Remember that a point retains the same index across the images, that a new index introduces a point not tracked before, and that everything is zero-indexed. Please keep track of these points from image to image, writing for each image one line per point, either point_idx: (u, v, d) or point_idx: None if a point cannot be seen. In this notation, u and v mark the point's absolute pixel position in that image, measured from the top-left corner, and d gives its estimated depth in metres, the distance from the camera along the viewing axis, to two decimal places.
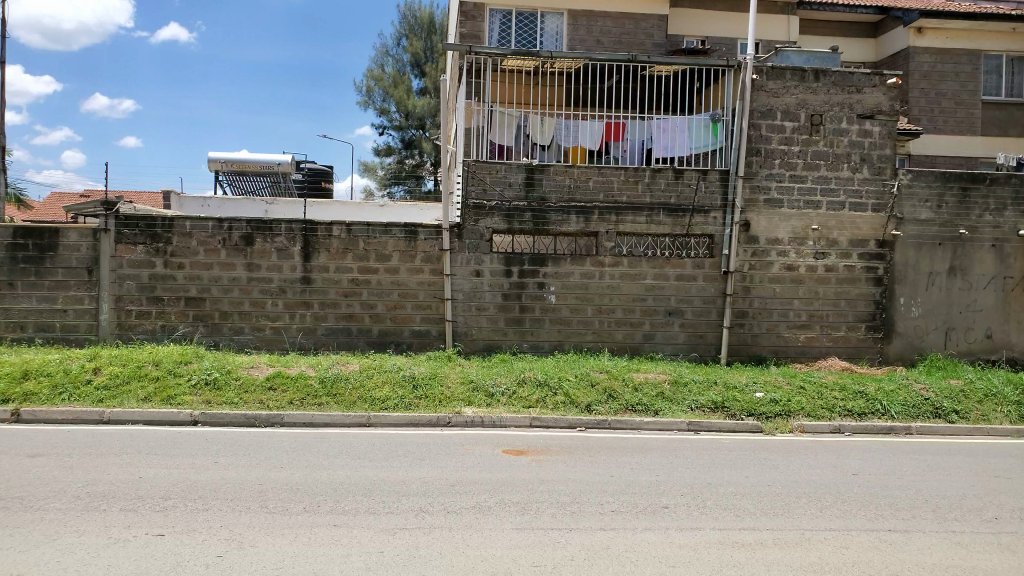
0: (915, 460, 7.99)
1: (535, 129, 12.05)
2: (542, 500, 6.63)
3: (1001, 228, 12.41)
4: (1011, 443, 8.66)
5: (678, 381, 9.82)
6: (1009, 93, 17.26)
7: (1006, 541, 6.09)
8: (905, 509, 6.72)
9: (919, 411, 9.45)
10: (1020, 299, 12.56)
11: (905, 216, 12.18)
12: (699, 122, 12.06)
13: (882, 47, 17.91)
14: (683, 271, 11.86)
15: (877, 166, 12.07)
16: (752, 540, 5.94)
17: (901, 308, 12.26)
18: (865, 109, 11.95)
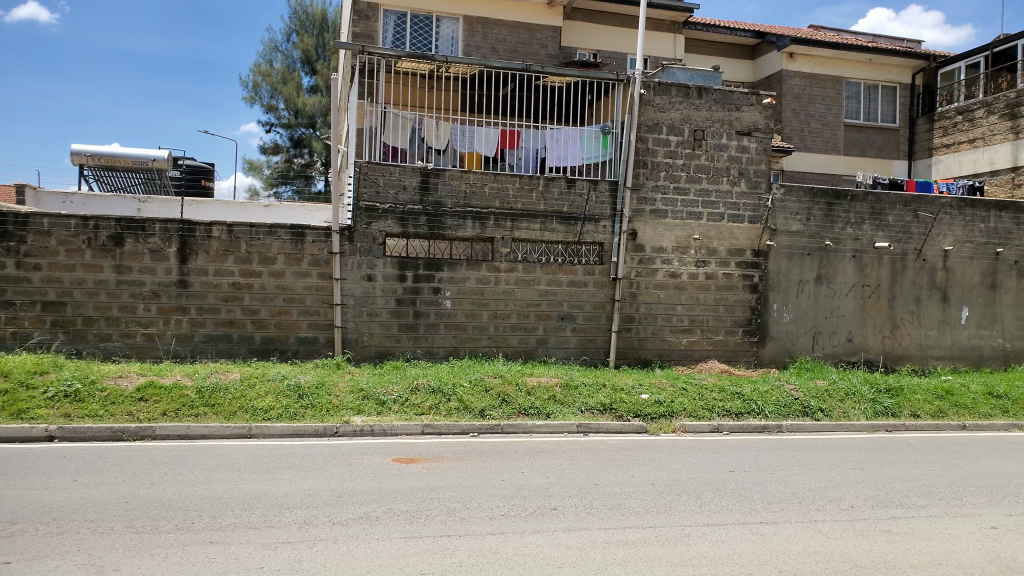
0: (783, 456, 8.55)
1: (430, 133, 11.94)
2: (431, 508, 6.55)
3: (860, 241, 13.60)
4: (868, 438, 9.46)
5: (569, 385, 10.00)
6: (867, 117, 18.85)
7: (860, 527, 6.64)
8: (773, 502, 7.16)
9: (789, 410, 10.15)
10: (876, 305, 13.77)
11: (778, 228, 13.07)
12: (590, 133, 12.40)
13: (757, 69, 19.15)
14: (575, 278, 12.13)
15: (753, 180, 12.87)
16: (636, 538, 6.15)
17: (774, 314, 13.11)
18: (743, 127, 12.72)
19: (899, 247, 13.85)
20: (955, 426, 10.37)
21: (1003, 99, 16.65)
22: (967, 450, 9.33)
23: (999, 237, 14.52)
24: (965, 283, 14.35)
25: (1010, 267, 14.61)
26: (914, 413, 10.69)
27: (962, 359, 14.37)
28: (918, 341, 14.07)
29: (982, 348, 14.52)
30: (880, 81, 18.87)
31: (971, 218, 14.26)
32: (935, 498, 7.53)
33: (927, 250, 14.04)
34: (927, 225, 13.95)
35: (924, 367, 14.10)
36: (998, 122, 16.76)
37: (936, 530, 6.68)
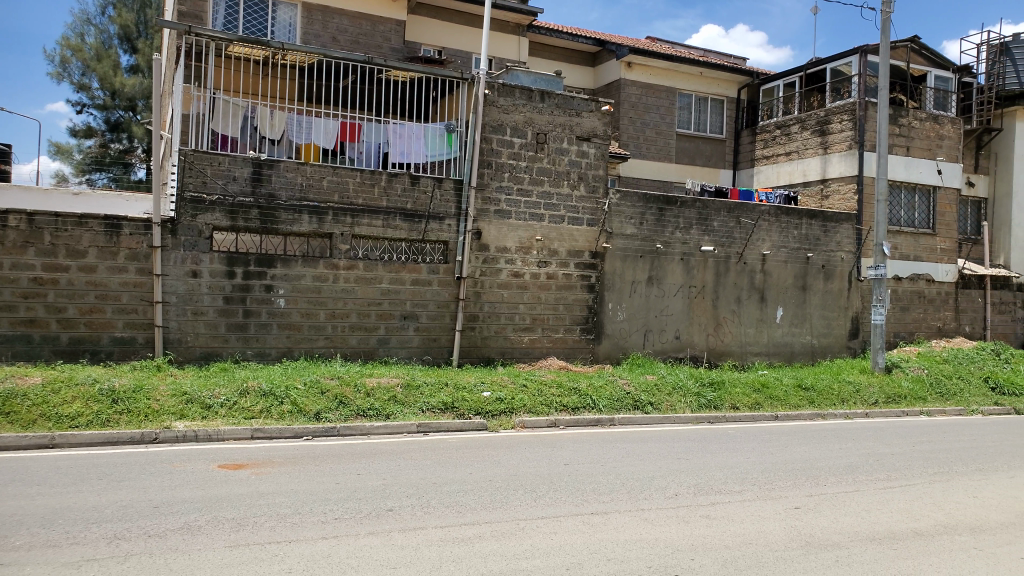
0: (614, 449, 8.92)
1: (264, 122, 11.45)
2: (259, 514, 6.27)
3: (688, 244, 14.49)
4: (690, 429, 10.08)
5: (410, 384, 9.94)
6: (697, 128, 20.12)
7: (682, 513, 7.04)
8: (604, 493, 7.45)
9: (622, 404, 10.63)
10: (701, 305, 14.71)
11: (614, 230, 13.64)
12: (434, 131, 12.37)
13: (598, 76, 19.89)
14: (419, 277, 12.06)
15: (592, 185, 13.35)
16: (471, 534, 6.18)
17: (609, 312, 13.67)
18: (583, 132, 13.19)
19: (723, 251, 14.89)
20: (767, 416, 11.30)
21: (814, 117, 18.30)
22: (778, 439, 10.17)
23: (809, 243, 15.95)
24: (779, 285, 15.63)
25: (818, 271, 16.08)
26: (733, 406, 11.49)
27: (776, 355, 15.64)
28: (738, 338, 15.16)
29: (794, 345, 15.86)
30: (709, 94, 20.19)
31: (786, 224, 15.63)
32: (748, 483, 8.15)
33: (747, 254, 15.19)
34: (748, 231, 15.13)
35: (743, 362, 15.22)
36: (810, 138, 18.39)
37: (748, 512, 7.21)
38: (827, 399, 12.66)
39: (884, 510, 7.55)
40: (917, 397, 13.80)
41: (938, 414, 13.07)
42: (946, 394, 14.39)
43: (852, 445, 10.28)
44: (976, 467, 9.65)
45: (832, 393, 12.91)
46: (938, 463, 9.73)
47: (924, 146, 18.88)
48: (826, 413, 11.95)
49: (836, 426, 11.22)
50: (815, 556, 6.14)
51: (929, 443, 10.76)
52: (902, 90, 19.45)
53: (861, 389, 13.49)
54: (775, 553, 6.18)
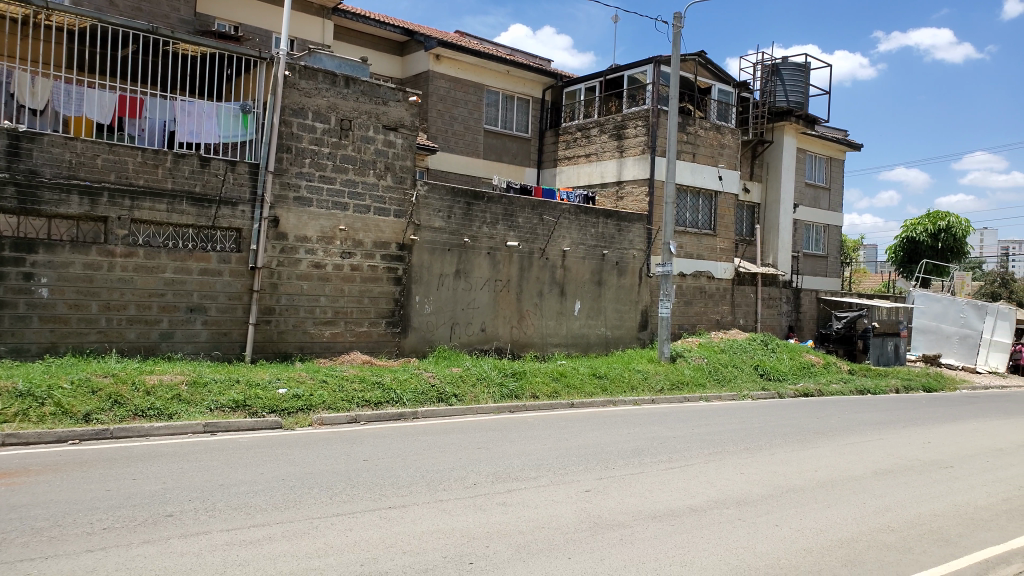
0: (414, 442, 8.92)
1: (23, 90, 10.18)
2: (9, 530, 5.55)
3: (493, 239, 14.83)
4: (491, 419, 10.32)
5: (198, 381, 9.33)
6: (503, 125, 20.59)
7: (480, 502, 7.16)
8: (403, 486, 7.41)
9: (427, 397, 10.66)
10: (507, 298, 15.11)
11: (421, 223, 13.68)
12: (228, 111, 11.67)
13: (406, 66, 19.74)
14: (208, 266, 11.33)
15: (399, 175, 13.31)
16: (260, 536, 5.86)
17: (415, 305, 13.66)
18: (389, 121, 13.13)
19: (527, 246, 15.41)
20: (565, 404, 11.85)
21: (612, 121, 19.56)
22: (573, 425, 10.71)
23: (605, 241, 16.94)
24: (578, 280, 16.44)
25: (613, 267, 17.14)
26: (534, 394, 11.95)
27: (574, 345, 16.41)
28: (540, 330, 15.73)
29: (590, 336, 16.73)
30: (516, 92, 20.72)
31: (585, 222, 16.49)
32: (543, 469, 8.48)
33: (549, 250, 15.83)
34: (550, 228, 15.77)
35: (543, 353, 15.81)
36: (608, 141, 19.61)
37: (543, 497, 7.48)
38: (619, 387, 13.52)
39: (664, 489, 8.14)
40: (697, 383, 15.14)
41: (714, 399, 14.43)
42: (721, 380, 15.90)
43: (639, 429, 11.05)
44: (743, 446, 10.72)
45: (623, 381, 13.80)
46: (712, 443, 10.70)
47: (708, 154, 20.67)
48: (617, 400, 12.75)
49: (625, 412, 12.00)
50: (602, 536, 6.49)
51: (705, 426, 11.81)
52: (689, 100, 21.18)
53: (649, 377, 14.55)
54: (566, 535, 6.45)
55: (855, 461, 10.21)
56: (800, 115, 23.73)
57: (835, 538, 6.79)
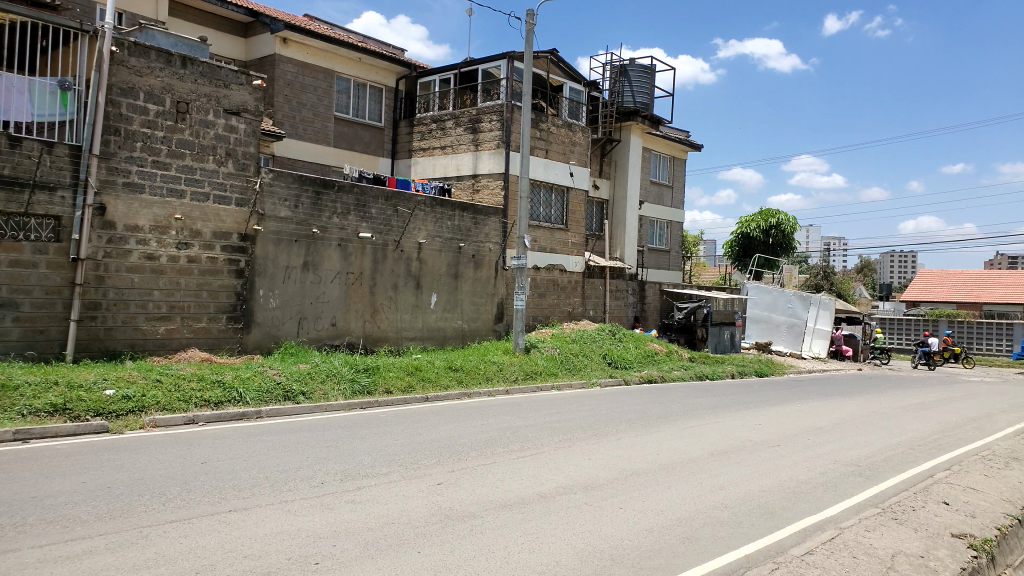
0: (258, 442, 8.56)
1: None
2: None
3: (345, 230, 14.49)
4: (341, 416, 10.09)
5: (7, 384, 8.45)
6: (355, 114, 20.13)
7: (327, 501, 6.97)
8: (245, 488, 7.07)
9: (271, 395, 10.25)
10: (359, 291, 14.81)
11: (266, 212, 13.13)
12: (44, 86, 10.59)
13: (250, 48, 18.83)
14: (21, 257, 10.26)
15: (241, 162, 12.72)
16: (79, 550, 5.39)
17: (260, 299, 13.09)
18: (231, 105, 12.51)
19: (381, 238, 15.17)
20: (418, 398, 11.79)
21: (467, 114, 19.72)
22: (426, 419, 10.68)
23: (461, 234, 16.99)
24: (434, 273, 16.39)
25: (469, 260, 17.22)
26: (386, 390, 11.81)
27: (429, 339, 16.34)
28: (393, 324, 15.53)
29: (446, 329, 16.72)
30: (368, 81, 20.30)
31: (440, 215, 16.45)
32: (395, 465, 8.38)
33: (404, 242, 15.66)
34: (404, 219, 15.60)
35: (398, 347, 15.62)
36: (463, 134, 19.75)
37: (393, 493, 7.40)
38: (473, 379, 13.63)
39: (516, 478, 8.29)
40: (549, 372, 15.58)
41: (566, 387, 14.89)
42: (572, 369, 16.44)
43: (491, 420, 11.20)
44: (592, 433, 11.13)
45: (478, 372, 13.94)
46: (562, 431, 11.02)
47: (559, 150, 21.23)
48: (472, 392, 12.85)
49: (478, 404, 12.11)
50: (452, 528, 6.50)
51: (555, 415, 12.14)
52: (542, 97, 21.65)
53: (504, 367, 14.78)
54: (415, 529, 6.41)
55: (694, 444, 10.85)
56: (646, 115, 24.93)
57: (674, 517, 7.18)
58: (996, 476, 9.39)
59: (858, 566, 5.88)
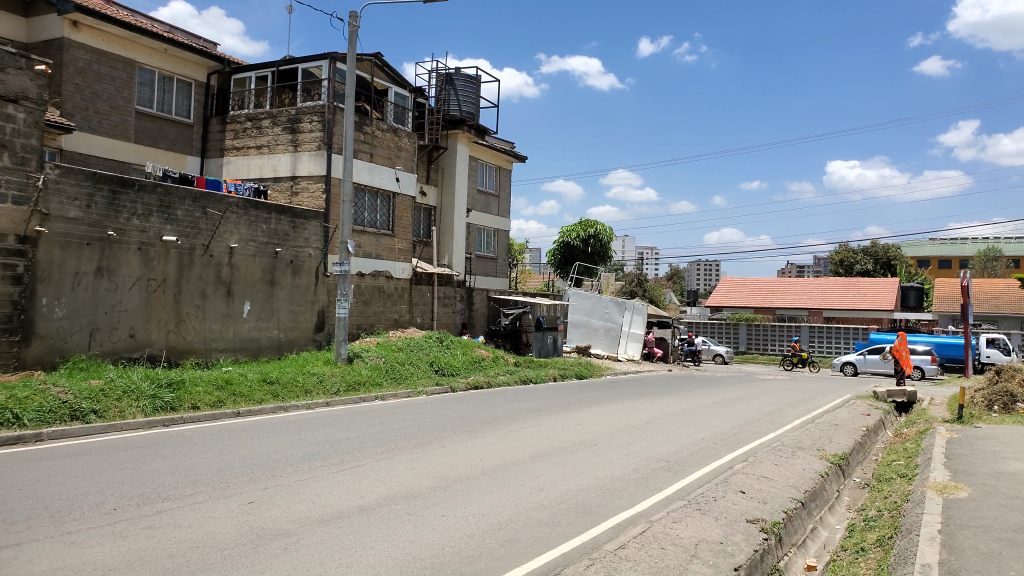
0: (36, 469, 7.68)
1: None
2: None
3: (145, 233, 13.41)
4: (140, 436, 9.33)
5: None
6: (160, 108, 18.71)
7: (121, 529, 6.36)
8: (17, 522, 6.28)
9: (55, 415, 9.26)
10: (161, 299, 13.75)
11: (50, 212, 11.87)
12: None
13: (33, 29, 16.92)
14: None
15: (21, 155, 11.39)
16: None
17: (42, 309, 11.76)
18: (7, 92, 11.20)
19: (187, 242, 14.18)
20: (229, 414, 11.14)
21: (286, 114, 18.99)
22: (237, 436, 10.08)
23: (278, 238, 16.30)
24: (247, 279, 15.58)
25: (286, 266, 16.55)
26: (193, 405, 11.06)
27: (242, 350, 15.47)
28: (201, 334, 14.55)
29: (260, 340, 15.93)
30: (175, 73, 18.97)
31: (254, 218, 15.69)
32: (200, 485, 7.82)
33: (214, 247, 14.76)
34: (214, 222, 14.70)
35: (206, 359, 14.63)
36: (281, 134, 19.00)
37: (199, 515, 6.90)
38: (291, 392, 13.09)
39: (334, 492, 8.03)
40: (373, 382, 15.27)
41: (390, 397, 14.68)
42: (397, 378, 16.24)
43: (310, 434, 10.80)
44: (415, 442, 11.05)
45: (296, 385, 13.39)
46: (385, 442, 10.87)
47: (385, 155, 21.00)
48: (289, 405, 12.32)
49: (296, 418, 11.64)
50: (264, 547, 6.17)
51: (378, 425, 11.94)
52: (366, 100, 21.39)
53: (324, 379, 14.30)
54: (222, 551, 6.01)
55: (516, 447, 11.11)
56: (471, 124, 25.43)
57: (495, 521, 7.29)
58: (784, 465, 10.42)
59: (665, 556, 6.25)
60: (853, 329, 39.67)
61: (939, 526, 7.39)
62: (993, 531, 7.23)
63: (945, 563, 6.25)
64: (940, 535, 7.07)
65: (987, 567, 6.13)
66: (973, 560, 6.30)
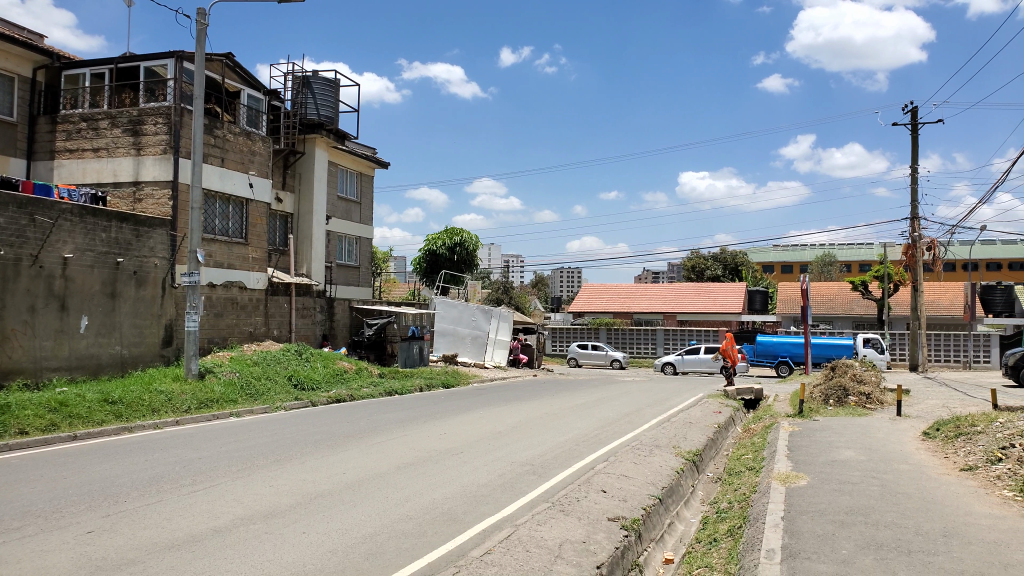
0: None
1: None
2: None
3: None
4: None
5: None
6: None
7: None
8: None
9: None
10: None
11: None
12: None
13: None
14: None
15: None
16: None
17: None
18: None
19: (12, 252, 12.95)
20: (63, 438, 10.26)
21: (126, 114, 17.79)
22: (73, 461, 9.31)
23: (119, 247, 15.24)
24: (83, 292, 14.43)
25: (129, 277, 15.48)
26: (20, 431, 10.11)
27: (79, 368, 14.29)
28: (30, 353, 13.31)
29: (99, 356, 14.78)
30: None
31: (92, 226, 14.59)
32: (30, 517, 7.15)
33: (44, 257, 13.57)
34: (44, 231, 13.54)
35: (36, 380, 13.40)
36: (121, 136, 17.79)
37: (28, 549, 6.31)
38: (136, 412, 12.24)
39: (185, 515, 7.59)
40: (227, 399, 14.54)
41: (245, 414, 14.04)
42: (254, 394, 15.55)
43: (158, 455, 10.14)
44: (274, 458, 10.64)
45: (142, 404, 12.53)
46: (240, 460, 10.39)
47: (237, 160, 20.15)
48: (133, 426, 11.51)
49: (142, 439, 10.88)
50: None
51: (234, 443, 11.39)
52: (217, 102, 20.55)
53: (173, 397, 13.46)
54: None
55: (380, 459, 10.96)
56: (330, 129, 24.93)
57: (358, 535, 7.15)
58: (642, 463, 10.91)
59: (529, 558, 6.38)
60: (704, 332, 42.11)
61: (781, 513, 7.99)
62: (828, 514, 7.91)
63: (787, 547, 6.77)
64: (782, 521, 7.65)
65: (822, 547, 6.69)
66: (810, 542, 6.86)
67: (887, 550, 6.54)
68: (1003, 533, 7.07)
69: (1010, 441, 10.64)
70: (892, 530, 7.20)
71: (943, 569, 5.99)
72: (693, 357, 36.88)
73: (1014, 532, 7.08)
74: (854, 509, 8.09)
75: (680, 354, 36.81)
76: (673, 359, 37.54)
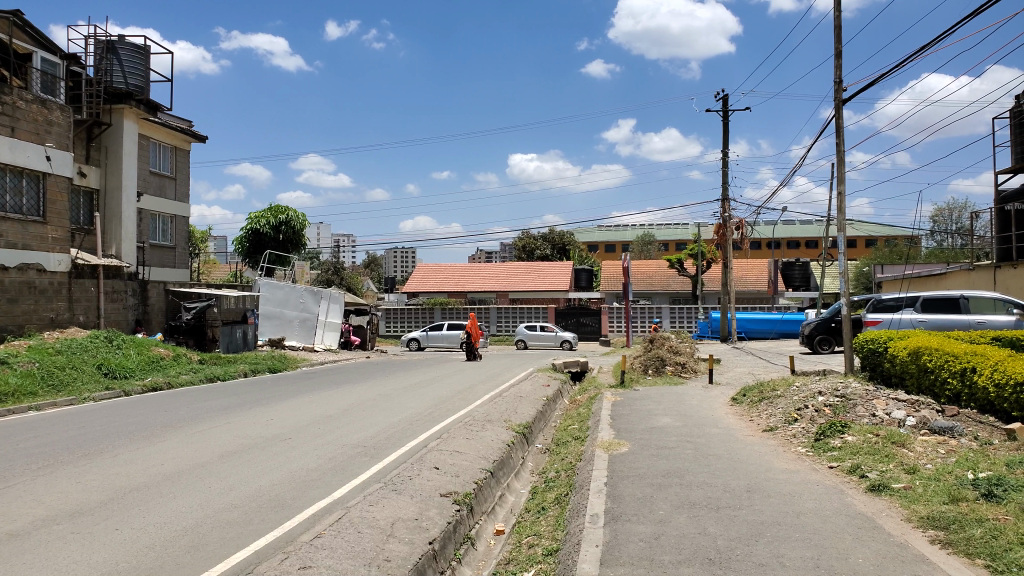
0: None
1: None
2: None
3: None
4: None
5: None
6: None
7: None
8: None
9: None
10: None
11: None
12: None
13: None
14: None
15: None
16: None
17: None
18: None
19: None
20: None
21: None
22: None
23: None
24: None
25: None
26: None
27: None
28: None
29: None
30: None
31: None
32: None
33: None
34: None
35: None
36: None
37: None
38: None
39: None
40: (24, 393, 13.30)
41: (46, 407, 12.94)
42: (56, 386, 14.33)
43: None
44: (81, 453, 9.95)
45: None
46: (41, 456, 9.61)
47: (29, 130, 18.27)
48: None
49: None
50: None
51: (34, 439, 10.49)
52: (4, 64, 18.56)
53: None
54: None
55: (202, 448, 10.55)
56: (140, 99, 23.08)
57: (178, 528, 6.95)
58: (475, 438, 11.34)
59: (361, 539, 6.49)
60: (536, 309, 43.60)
61: (604, 479, 8.70)
62: (646, 478, 8.72)
63: (609, 511, 7.41)
64: (605, 487, 8.34)
65: (641, 509, 7.40)
66: (631, 505, 7.55)
67: (697, 508, 7.34)
68: (795, 485, 8.17)
69: (804, 403, 12.21)
70: (702, 489, 8.08)
71: (745, 521, 6.84)
72: (438, 333, 38.49)
73: (802, 484, 8.20)
74: (669, 472, 8.97)
75: (528, 330, 38.08)
76: (419, 335, 38.99)
